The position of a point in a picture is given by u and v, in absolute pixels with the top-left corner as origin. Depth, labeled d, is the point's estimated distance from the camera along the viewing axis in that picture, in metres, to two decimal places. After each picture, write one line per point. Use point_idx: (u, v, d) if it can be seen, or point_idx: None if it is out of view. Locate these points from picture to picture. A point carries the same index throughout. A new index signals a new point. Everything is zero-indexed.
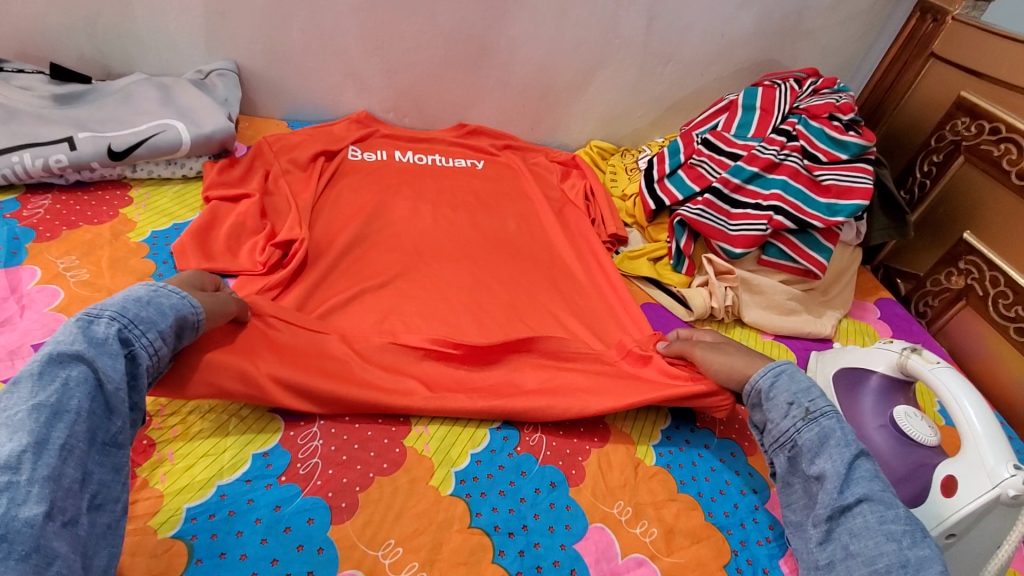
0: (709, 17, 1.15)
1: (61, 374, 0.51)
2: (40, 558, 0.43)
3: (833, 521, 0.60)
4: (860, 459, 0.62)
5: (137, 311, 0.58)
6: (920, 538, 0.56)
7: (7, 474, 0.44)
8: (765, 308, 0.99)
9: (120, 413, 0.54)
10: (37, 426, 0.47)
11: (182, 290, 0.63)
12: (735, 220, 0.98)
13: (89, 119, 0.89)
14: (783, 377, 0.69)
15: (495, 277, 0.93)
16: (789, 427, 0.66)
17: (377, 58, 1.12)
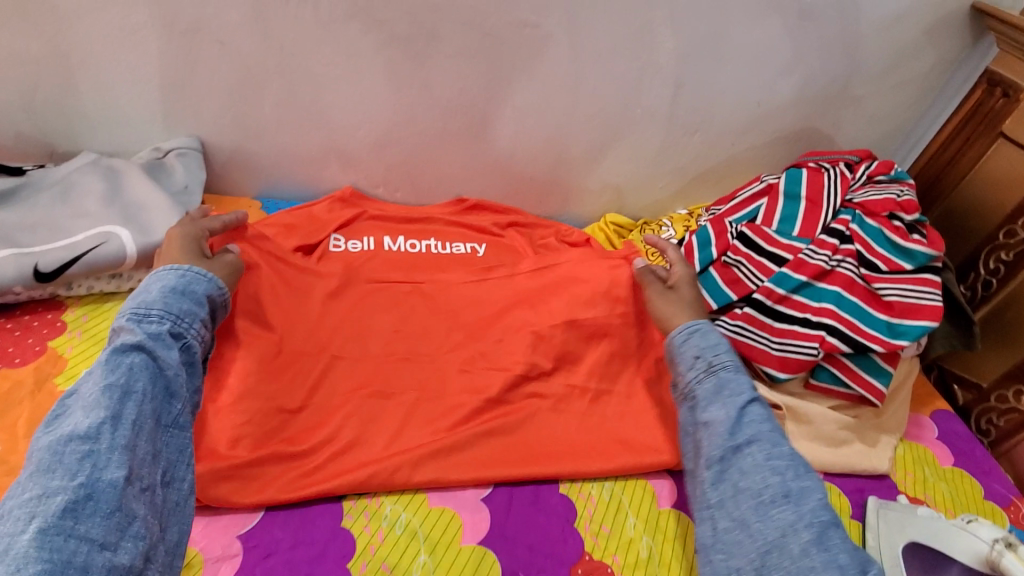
0: (744, 85, 1.01)
1: (126, 359, 0.58)
2: (122, 517, 0.50)
3: (725, 463, 0.64)
4: (753, 403, 0.68)
5: (181, 301, 0.64)
6: (803, 471, 0.62)
7: (87, 444, 0.52)
8: (813, 440, 0.84)
9: (180, 396, 0.60)
10: (110, 403, 0.54)
11: (209, 273, 0.69)
12: (780, 338, 0.84)
13: (18, 226, 0.75)
14: (694, 335, 0.74)
15: (498, 409, 0.79)
16: (692, 378, 0.72)
17: (364, 131, 0.97)
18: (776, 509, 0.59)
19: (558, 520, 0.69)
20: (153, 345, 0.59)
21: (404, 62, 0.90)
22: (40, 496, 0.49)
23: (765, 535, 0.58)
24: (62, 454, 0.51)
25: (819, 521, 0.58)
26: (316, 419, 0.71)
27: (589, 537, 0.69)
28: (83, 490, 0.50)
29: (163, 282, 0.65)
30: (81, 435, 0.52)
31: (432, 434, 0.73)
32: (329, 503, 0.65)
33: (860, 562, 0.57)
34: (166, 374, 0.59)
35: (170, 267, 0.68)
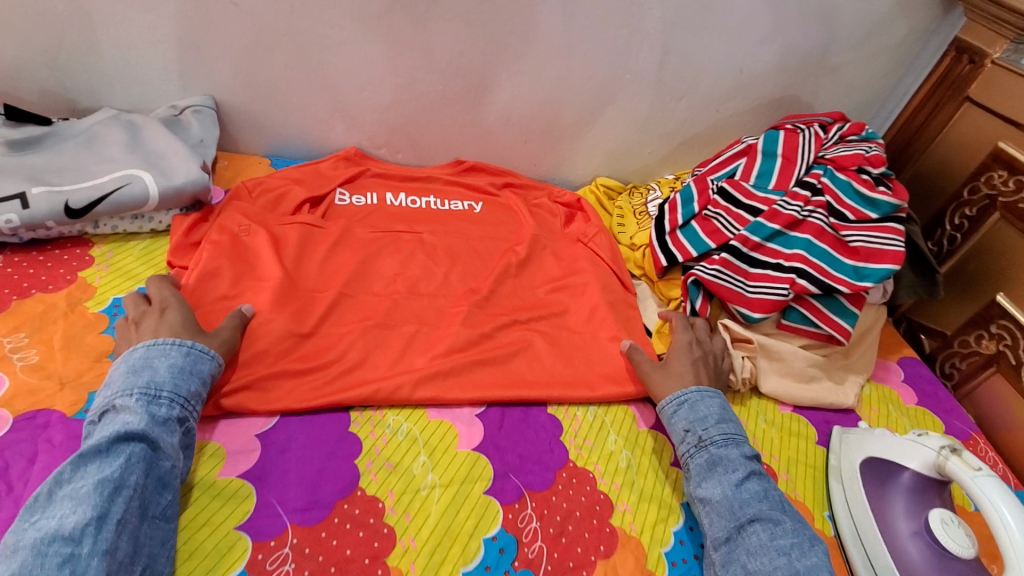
0: (728, 51, 1.07)
1: (123, 448, 0.55)
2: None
3: (731, 543, 0.64)
4: (751, 478, 0.69)
5: (187, 382, 0.63)
6: (807, 548, 0.62)
7: (70, 546, 0.48)
8: (783, 376, 0.91)
9: (172, 486, 0.57)
10: (99, 500, 0.51)
11: (213, 350, 0.67)
12: (753, 281, 0.90)
13: (47, 169, 0.81)
14: (684, 407, 0.77)
15: (494, 343, 0.85)
16: (685, 454, 0.74)
17: (367, 93, 1.03)
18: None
19: (546, 435, 0.76)
20: (153, 434, 0.57)
21: (404, 27, 0.96)
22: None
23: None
24: (42, 557, 0.47)
25: None
26: (324, 343, 0.77)
27: (574, 449, 0.75)
28: None
29: (168, 359, 0.63)
30: (65, 534, 0.48)
31: (430, 361, 0.79)
32: (336, 414, 0.71)
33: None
34: (161, 465, 0.56)
35: (176, 340, 0.66)
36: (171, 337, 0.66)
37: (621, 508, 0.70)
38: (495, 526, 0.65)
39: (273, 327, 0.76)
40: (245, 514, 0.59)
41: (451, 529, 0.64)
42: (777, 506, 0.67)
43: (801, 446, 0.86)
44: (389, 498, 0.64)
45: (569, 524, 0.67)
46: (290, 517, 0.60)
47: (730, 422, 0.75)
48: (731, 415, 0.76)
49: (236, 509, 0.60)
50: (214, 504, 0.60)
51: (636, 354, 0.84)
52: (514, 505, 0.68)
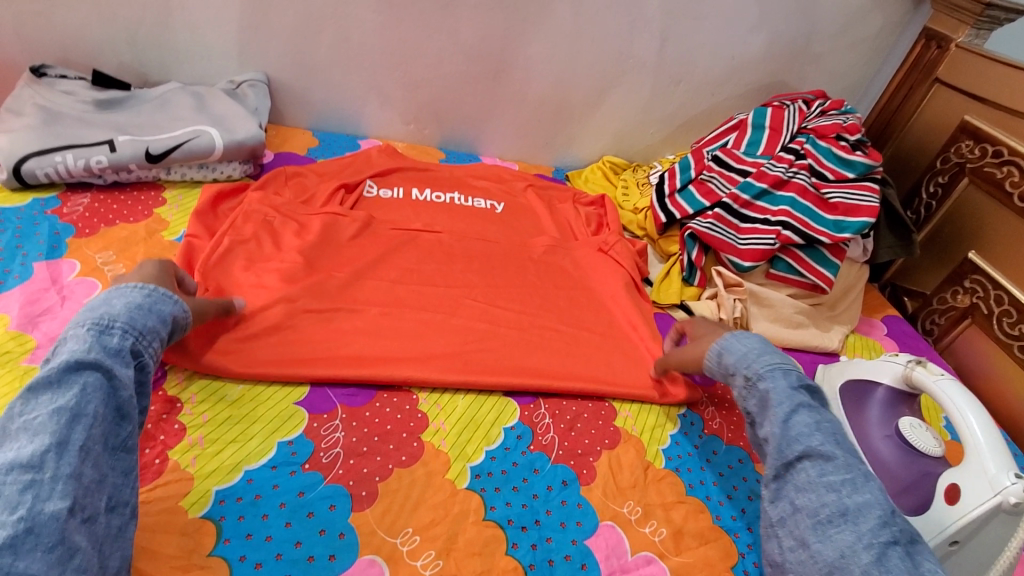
0: (721, 38, 1.19)
1: (77, 377, 0.52)
2: (64, 551, 0.45)
3: (782, 480, 0.63)
4: (799, 412, 0.64)
5: (143, 316, 0.60)
6: (860, 485, 0.58)
7: (31, 473, 0.46)
8: (773, 321, 1.00)
9: (132, 418, 0.55)
10: (57, 427, 0.49)
11: (175, 294, 0.65)
12: (744, 234, 1.00)
13: (129, 124, 0.94)
14: (725, 352, 0.74)
15: (513, 284, 0.95)
16: (741, 398, 0.71)
17: (399, 72, 1.15)
18: (833, 529, 0.56)
19: None
20: (109, 364, 0.54)
21: (435, 12, 1.08)
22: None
23: (824, 556, 0.56)
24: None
25: (879, 541, 0.54)
26: (360, 274, 0.87)
27: None
28: (24, 524, 0.43)
29: (125, 297, 0.61)
30: (23, 463, 0.46)
31: (455, 293, 0.89)
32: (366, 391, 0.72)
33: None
34: (119, 397, 0.54)
35: (135, 283, 0.63)
36: (138, 279, 0.64)
37: (624, 414, 0.79)
38: (513, 419, 0.74)
39: (319, 257, 0.87)
40: (301, 394, 0.70)
41: (475, 418, 0.73)
42: (824, 439, 0.62)
43: None
44: (422, 392, 0.74)
45: (578, 422, 0.76)
46: (339, 398, 0.70)
47: (774, 354, 0.71)
48: (774, 350, 0.72)
49: (293, 390, 0.70)
50: (275, 384, 0.70)
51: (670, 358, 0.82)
52: (530, 405, 0.77)
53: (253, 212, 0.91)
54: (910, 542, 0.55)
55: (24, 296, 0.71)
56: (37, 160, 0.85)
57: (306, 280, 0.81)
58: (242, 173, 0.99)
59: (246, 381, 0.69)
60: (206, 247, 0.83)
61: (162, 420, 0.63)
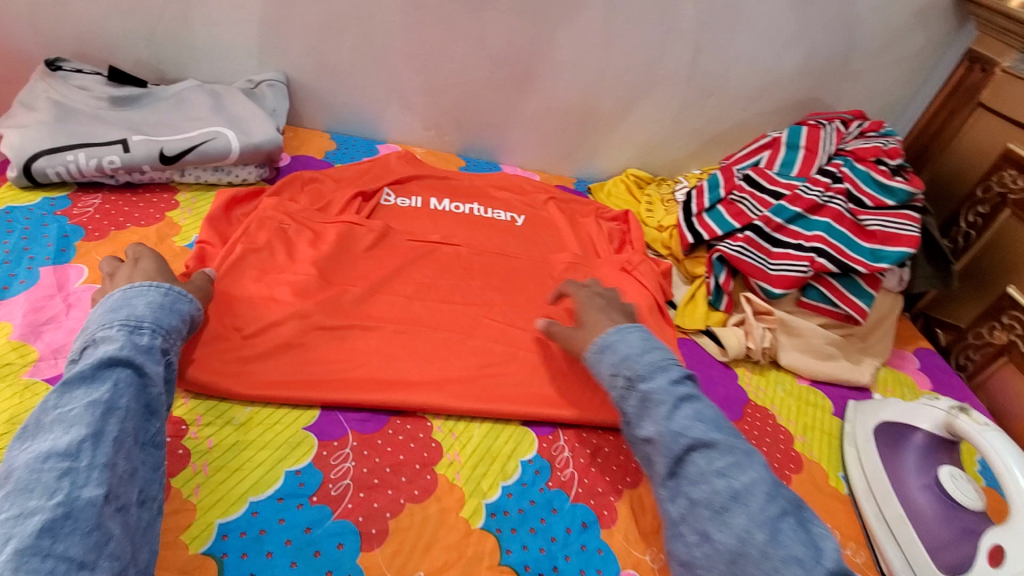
0: (757, 52, 1.14)
1: (109, 373, 0.54)
2: (100, 536, 0.45)
3: (676, 476, 0.61)
4: (682, 406, 0.63)
5: (167, 316, 0.62)
6: (745, 464, 0.59)
7: (68, 460, 0.47)
8: (802, 352, 0.96)
9: (161, 415, 0.56)
10: (92, 419, 0.50)
11: (193, 293, 0.67)
12: (775, 259, 0.96)
13: (144, 122, 0.91)
14: (606, 353, 0.70)
15: (532, 304, 0.91)
16: (619, 399, 0.67)
17: (422, 76, 1.12)
18: (727, 515, 0.56)
19: None
20: (139, 360, 0.56)
21: (461, 15, 1.04)
22: (16, 516, 0.44)
23: (725, 544, 0.55)
24: (38, 472, 0.46)
25: (768, 517, 0.55)
26: (375, 289, 0.83)
27: None
28: (63, 508, 0.45)
29: (146, 298, 0.62)
30: (61, 451, 0.48)
31: (473, 313, 0.85)
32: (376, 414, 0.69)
33: (840, 567, 0.54)
34: (148, 393, 0.56)
35: (154, 284, 0.65)
36: (143, 279, 0.65)
37: None
38: (531, 452, 0.71)
39: (333, 270, 0.84)
40: (311, 420, 0.66)
41: (492, 450, 0.69)
42: (707, 426, 0.62)
43: (817, 415, 0.90)
44: (436, 420, 0.71)
45: (598, 456, 0.73)
46: (351, 425, 0.67)
47: (654, 349, 0.69)
48: (653, 346, 0.69)
49: (303, 415, 0.67)
50: (285, 408, 0.67)
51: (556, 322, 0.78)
52: (548, 436, 0.73)
53: (269, 217, 0.88)
54: (797, 511, 0.58)
55: (29, 303, 0.68)
56: (48, 158, 0.82)
57: (320, 294, 0.78)
58: (257, 177, 0.96)
59: (255, 404, 0.66)
60: (219, 254, 0.81)
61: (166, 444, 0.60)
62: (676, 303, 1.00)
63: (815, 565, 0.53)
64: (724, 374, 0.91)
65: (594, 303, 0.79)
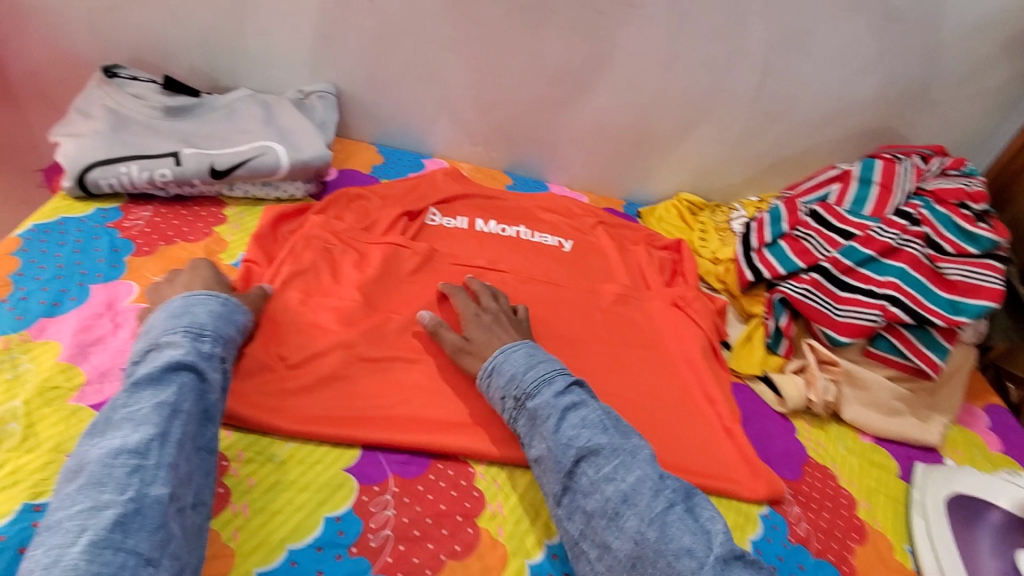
0: (830, 76, 1.07)
1: (175, 377, 0.56)
2: (165, 535, 0.48)
3: (569, 491, 0.61)
4: (567, 416, 0.63)
5: (227, 324, 0.63)
6: (631, 463, 0.60)
7: (138, 458, 0.49)
8: (866, 405, 0.90)
9: (217, 420, 0.58)
10: (160, 420, 0.52)
11: (249, 303, 0.68)
12: (843, 305, 0.89)
13: (196, 134, 0.90)
14: (495, 375, 0.68)
15: (579, 340, 0.87)
16: (509, 421, 0.67)
17: (473, 92, 1.09)
18: (623, 521, 0.57)
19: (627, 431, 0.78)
20: (202, 366, 0.57)
21: (519, 31, 1.01)
22: (90, 508, 0.46)
23: (625, 550, 0.56)
24: (110, 467, 0.49)
25: (657, 514, 0.57)
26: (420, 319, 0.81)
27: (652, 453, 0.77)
28: (133, 504, 0.47)
29: (206, 307, 0.63)
30: (131, 449, 0.50)
31: None
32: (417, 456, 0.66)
33: (728, 551, 0.55)
34: (208, 398, 0.57)
35: (212, 291, 0.66)
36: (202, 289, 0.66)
37: None
38: None
39: (377, 296, 0.82)
40: (352, 460, 0.64)
41: (535, 503, 0.66)
42: (591, 432, 0.62)
43: (880, 477, 0.84)
44: (479, 466, 0.68)
45: None
46: (392, 468, 0.64)
47: (541, 364, 0.68)
48: (537, 360, 0.68)
49: (343, 454, 0.64)
50: (325, 445, 0.65)
51: (442, 327, 0.75)
52: None
53: (315, 236, 0.85)
54: (685, 499, 0.59)
55: (77, 322, 0.67)
56: (101, 169, 0.82)
57: (363, 323, 0.76)
58: (304, 193, 0.95)
59: (295, 440, 0.64)
60: (266, 275, 0.79)
61: None
62: (731, 344, 0.94)
63: (706, 556, 0.54)
64: (781, 427, 0.85)
65: (483, 321, 0.75)
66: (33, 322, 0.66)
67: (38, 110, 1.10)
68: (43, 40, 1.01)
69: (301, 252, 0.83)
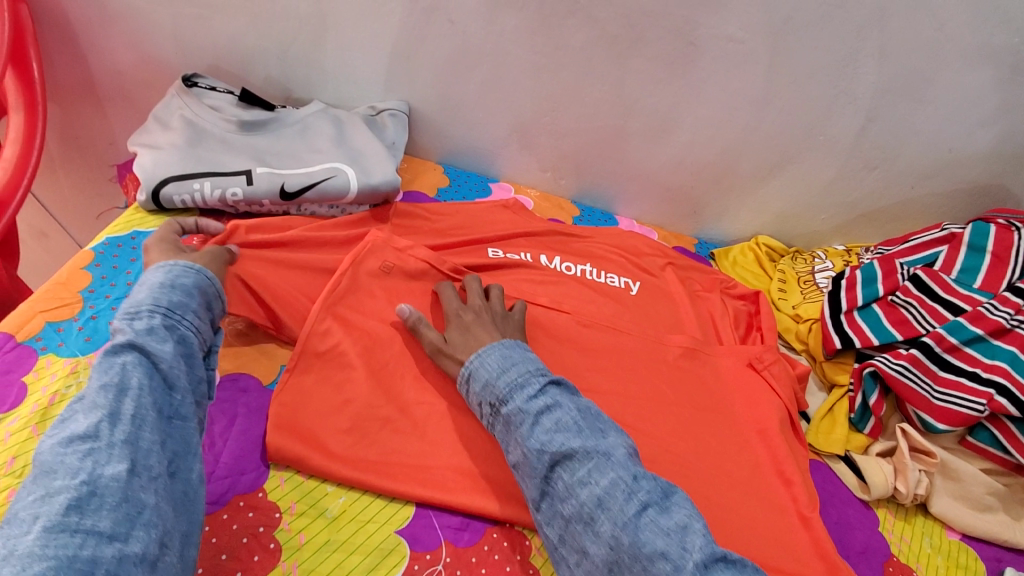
0: (944, 127, 0.97)
1: (117, 359, 0.53)
2: (130, 508, 0.45)
3: (547, 497, 0.59)
4: (541, 420, 0.60)
5: (171, 294, 0.60)
6: (605, 465, 0.57)
7: (88, 441, 0.47)
8: (955, 498, 0.81)
9: (182, 386, 0.55)
10: (106, 401, 0.50)
11: (196, 265, 0.64)
12: (943, 388, 0.81)
13: (268, 151, 0.90)
14: (472, 380, 0.66)
15: (645, 397, 0.81)
16: (488, 426, 0.65)
17: (548, 118, 1.04)
18: (598, 527, 0.55)
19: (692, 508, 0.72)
20: (143, 340, 0.55)
21: (604, 60, 0.95)
22: (42, 496, 0.44)
23: (601, 556, 0.54)
24: (60, 456, 0.46)
25: (631, 518, 0.54)
26: None
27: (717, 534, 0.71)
28: (87, 486, 0.45)
29: (149, 282, 0.61)
30: (80, 435, 0.48)
31: None
32: (472, 522, 0.63)
33: (710, 555, 0.52)
34: (163, 366, 0.55)
35: (159, 267, 0.63)
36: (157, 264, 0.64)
37: None
38: None
39: None
40: (405, 520, 0.61)
41: None
42: (565, 435, 0.59)
43: None
44: (534, 539, 0.64)
45: None
46: (445, 533, 0.61)
47: (514, 363, 0.65)
48: (511, 363, 0.65)
49: (396, 513, 0.62)
50: (378, 501, 0.62)
51: (421, 323, 0.72)
52: None
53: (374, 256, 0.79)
54: (661, 500, 0.56)
55: None
56: (176, 185, 0.82)
57: (411, 338, 0.73)
58: None
59: (348, 493, 0.62)
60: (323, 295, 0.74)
61: (259, 534, 0.57)
62: (810, 416, 0.88)
63: (682, 560, 0.51)
64: (862, 517, 0.78)
65: (464, 320, 0.72)
66: (101, 345, 0.66)
67: (118, 109, 1.12)
68: (127, 45, 1.02)
69: (358, 274, 0.76)
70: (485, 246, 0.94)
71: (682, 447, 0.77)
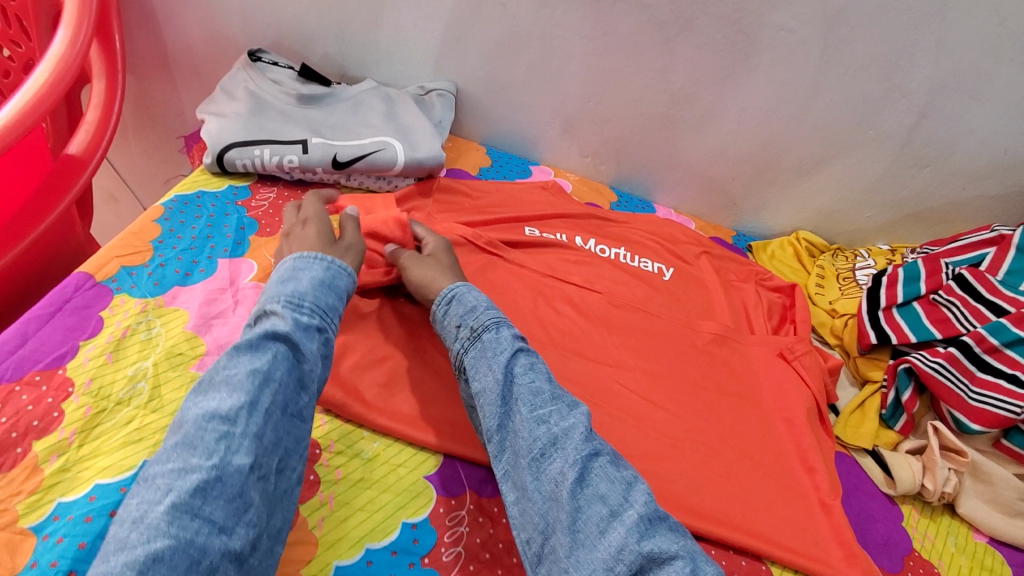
0: (1002, 126, 0.93)
1: (270, 345, 0.57)
2: (241, 503, 0.49)
3: (503, 429, 0.61)
4: (518, 355, 0.65)
5: (325, 296, 0.64)
6: (569, 411, 0.61)
7: (226, 425, 0.51)
8: (985, 501, 0.79)
9: (310, 388, 0.59)
10: (251, 388, 0.54)
11: (349, 267, 0.70)
12: (981, 388, 0.79)
13: (323, 123, 0.95)
14: (453, 304, 0.70)
15: (670, 377, 0.83)
16: (456, 350, 0.67)
17: (592, 103, 1.06)
18: (546, 462, 0.58)
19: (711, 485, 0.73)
20: (293, 337, 0.58)
21: (651, 46, 0.96)
22: (179, 470, 0.49)
23: (541, 491, 0.57)
24: (202, 430, 0.51)
25: (581, 458, 0.58)
26: None
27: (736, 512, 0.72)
28: (215, 471, 0.49)
29: (310, 273, 0.66)
30: (222, 414, 0.52)
31: (607, 377, 0.80)
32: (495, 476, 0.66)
33: (652, 511, 0.56)
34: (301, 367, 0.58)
35: (319, 257, 0.69)
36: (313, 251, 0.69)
37: None
38: None
39: None
40: (433, 468, 0.65)
41: None
42: (538, 377, 0.64)
43: None
44: None
45: None
46: (470, 483, 0.65)
47: (497, 307, 0.70)
48: (494, 304, 0.70)
49: (426, 461, 0.65)
50: (409, 449, 0.66)
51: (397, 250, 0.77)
52: None
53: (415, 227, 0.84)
54: (613, 454, 0.60)
55: (204, 294, 0.73)
56: (239, 150, 0.88)
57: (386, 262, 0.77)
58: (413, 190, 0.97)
59: (383, 439, 0.66)
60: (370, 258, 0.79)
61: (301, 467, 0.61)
62: (840, 410, 0.87)
63: (621, 507, 0.56)
64: (887, 510, 0.77)
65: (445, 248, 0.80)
66: (167, 290, 0.72)
67: (188, 83, 1.20)
68: (198, 21, 1.09)
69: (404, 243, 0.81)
70: (522, 224, 0.97)
71: (705, 427, 0.78)
